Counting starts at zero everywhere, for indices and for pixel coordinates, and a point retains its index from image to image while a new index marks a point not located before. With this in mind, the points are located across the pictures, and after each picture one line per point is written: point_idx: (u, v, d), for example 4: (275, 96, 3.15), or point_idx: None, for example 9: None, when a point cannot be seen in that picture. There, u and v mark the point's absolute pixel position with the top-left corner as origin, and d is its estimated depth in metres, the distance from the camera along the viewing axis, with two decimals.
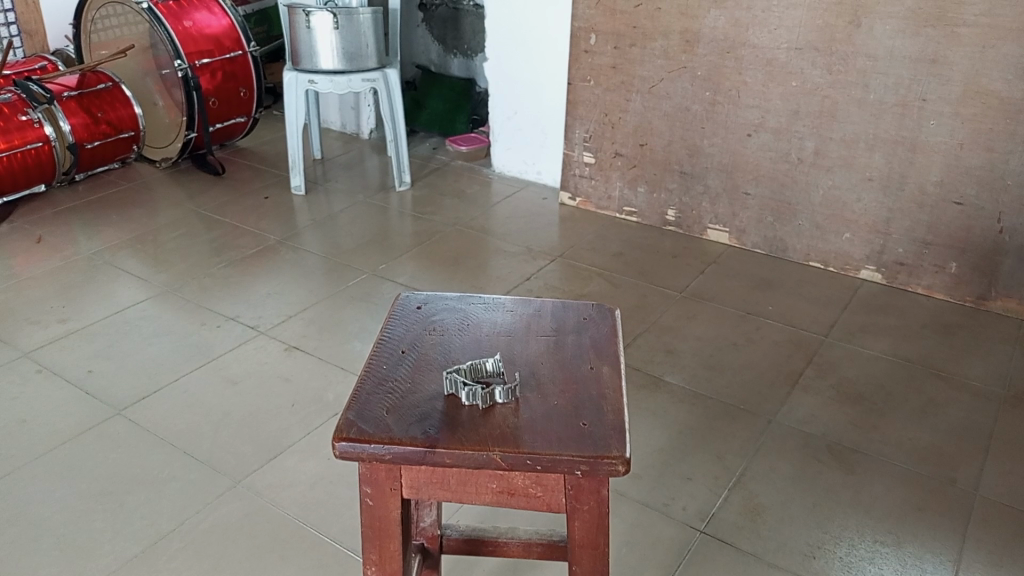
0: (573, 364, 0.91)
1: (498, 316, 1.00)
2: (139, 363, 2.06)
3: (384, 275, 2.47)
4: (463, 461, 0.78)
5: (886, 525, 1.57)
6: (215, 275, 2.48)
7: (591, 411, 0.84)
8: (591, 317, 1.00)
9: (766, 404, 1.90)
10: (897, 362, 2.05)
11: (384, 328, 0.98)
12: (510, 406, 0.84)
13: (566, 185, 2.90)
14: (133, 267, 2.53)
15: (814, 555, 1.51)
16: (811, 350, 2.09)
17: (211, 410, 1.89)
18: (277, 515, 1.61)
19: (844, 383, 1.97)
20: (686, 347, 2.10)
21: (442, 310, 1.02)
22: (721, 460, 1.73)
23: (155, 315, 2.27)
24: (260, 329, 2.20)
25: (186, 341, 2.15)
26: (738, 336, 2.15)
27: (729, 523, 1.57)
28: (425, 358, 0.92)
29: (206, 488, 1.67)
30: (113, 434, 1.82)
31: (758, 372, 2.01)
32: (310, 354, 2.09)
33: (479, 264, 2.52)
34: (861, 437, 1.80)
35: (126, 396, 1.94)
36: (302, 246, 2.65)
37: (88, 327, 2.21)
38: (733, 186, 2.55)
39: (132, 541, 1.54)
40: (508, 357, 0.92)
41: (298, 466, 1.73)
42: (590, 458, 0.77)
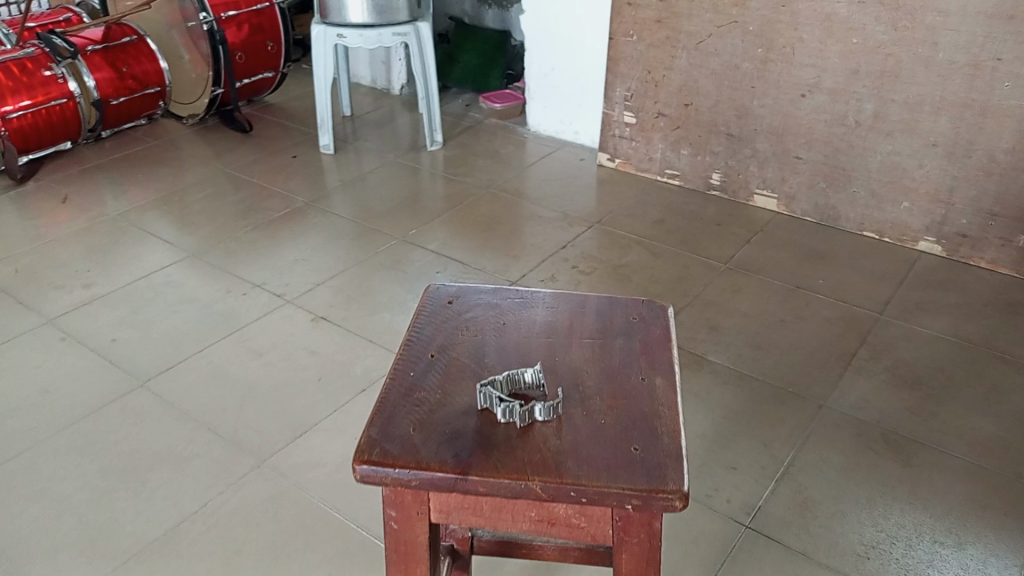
0: (622, 374, 0.81)
1: (537, 314, 0.91)
2: (164, 332, 2.00)
3: (414, 241, 2.38)
4: (499, 490, 0.70)
5: (946, 523, 1.47)
6: (241, 239, 2.41)
7: (643, 433, 0.74)
8: (641, 317, 0.91)
9: (817, 388, 1.79)
10: (958, 343, 1.92)
11: (410, 327, 0.89)
12: (551, 425, 0.75)
13: (605, 146, 2.76)
14: (159, 229, 2.47)
15: (868, 556, 1.42)
16: (865, 329, 1.98)
17: (237, 383, 1.83)
18: (303, 498, 1.55)
19: (901, 366, 1.85)
20: (731, 324, 1.99)
21: (474, 306, 0.92)
22: (769, 449, 1.64)
23: (181, 280, 2.21)
24: (286, 297, 2.13)
25: (212, 309, 2.09)
26: (786, 312, 2.03)
27: (776, 518, 1.49)
28: (456, 364, 0.83)
29: (231, 466, 1.62)
30: (136, 406, 1.77)
31: (807, 352, 1.90)
32: (338, 325, 2.02)
33: (513, 230, 2.42)
34: (919, 426, 1.69)
35: (150, 366, 1.89)
36: (331, 208, 2.57)
37: (113, 293, 2.16)
38: (784, 150, 2.40)
39: (155, 522, 1.50)
40: (549, 364, 0.83)
41: (325, 446, 1.66)
42: (643, 492, 0.68)
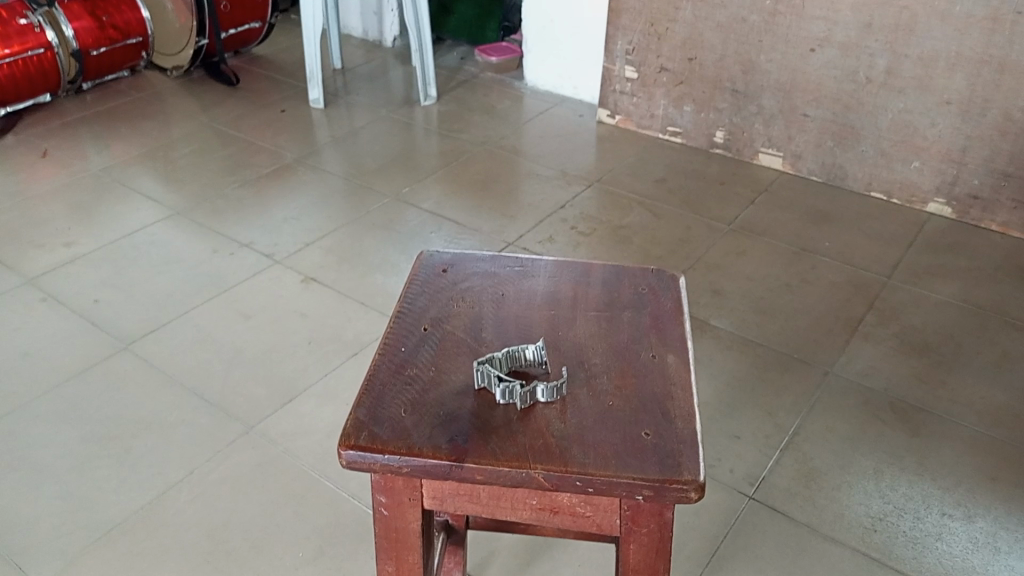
0: (631, 350, 0.75)
1: (539, 285, 0.84)
2: (148, 293, 1.93)
3: (407, 199, 2.30)
4: (497, 479, 0.64)
5: (956, 495, 1.43)
6: (228, 196, 2.33)
7: (654, 417, 0.68)
8: (651, 288, 0.84)
9: (822, 354, 1.74)
10: (968, 309, 1.87)
11: (401, 298, 0.83)
12: (555, 407, 0.69)
13: (605, 102, 2.66)
14: (144, 185, 2.38)
15: (875, 528, 1.38)
16: (873, 293, 1.92)
17: (223, 346, 1.77)
18: (292, 465, 1.49)
19: (909, 332, 1.80)
20: (735, 288, 1.93)
21: (471, 275, 0.86)
22: (773, 417, 1.59)
23: (166, 239, 2.14)
24: (275, 258, 2.06)
25: (198, 270, 2.01)
26: (791, 276, 1.97)
27: (781, 489, 1.44)
28: (451, 338, 0.77)
29: (217, 433, 1.56)
30: (119, 370, 1.71)
31: (813, 318, 1.84)
32: (328, 287, 1.95)
33: (510, 188, 2.34)
34: (928, 393, 1.64)
35: (133, 328, 1.82)
36: (321, 165, 2.48)
37: (95, 251, 2.08)
38: (791, 107, 2.32)
39: (140, 490, 1.44)
40: (553, 340, 0.76)
41: (315, 412, 1.60)
42: (656, 483, 0.63)
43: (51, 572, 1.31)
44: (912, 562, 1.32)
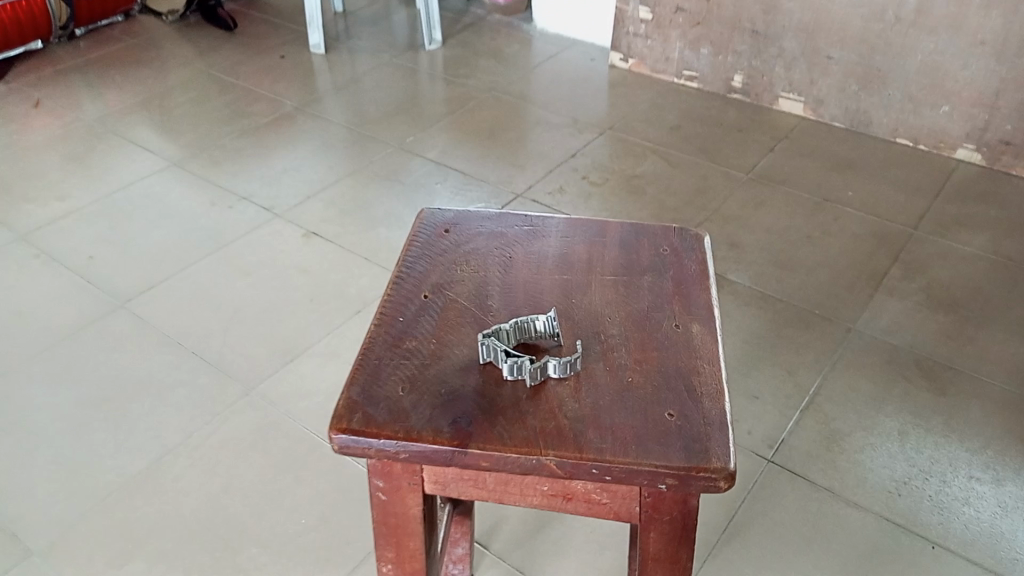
0: (652, 321, 0.69)
1: (550, 248, 0.78)
2: (145, 249, 1.87)
3: (412, 149, 2.21)
4: (505, 466, 0.58)
5: (984, 458, 1.37)
6: (227, 147, 2.25)
7: (679, 395, 0.62)
8: (672, 252, 0.78)
9: (845, 310, 1.67)
10: (997, 261, 1.78)
11: (400, 260, 0.76)
12: (568, 384, 0.62)
13: (618, 45, 2.55)
14: (140, 136, 2.30)
15: (900, 493, 1.32)
16: (898, 245, 1.83)
17: (223, 304, 1.71)
18: (294, 428, 1.44)
19: (936, 286, 1.72)
20: (753, 240, 1.85)
21: (475, 237, 0.79)
22: (793, 376, 1.52)
23: (163, 192, 2.06)
24: (276, 211, 1.99)
25: (196, 224, 1.95)
26: (813, 228, 1.88)
27: (801, 452, 1.39)
28: (454, 306, 0.70)
29: (216, 395, 1.51)
30: (116, 329, 1.65)
31: (835, 272, 1.76)
32: (330, 242, 1.88)
33: (518, 137, 2.25)
34: (955, 351, 1.57)
35: (130, 286, 1.76)
36: (322, 113, 2.39)
37: (90, 205, 2.02)
38: (814, 49, 2.21)
39: (138, 455, 1.40)
40: (566, 309, 0.70)
41: (317, 371, 1.55)
42: (681, 472, 0.57)
43: (47, 540, 1.27)
44: (938, 529, 1.27)
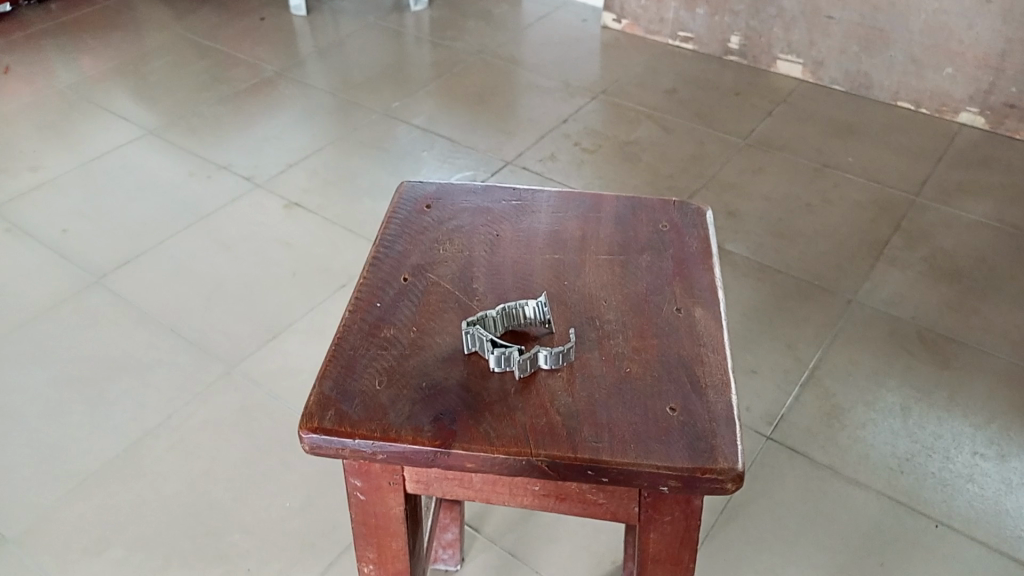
0: (652, 303, 0.68)
1: (539, 226, 0.77)
2: (122, 222, 1.80)
3: (398, 115, 2.14)
4: (494, 466, 0.57)
5: (988, 433, 1.34)
6: (206, 114, 2.17)
7: (681, 387, 0.61)
8: (668, 230, 0.77)
9: (846, 281, 1.62)
10: (1001, 229, 1.74)
11: (379, 239, 0.75)
12: (561, 377, 0.61)
13: (611, 5, 2.46)
14: (115, 104, 2.22)
15: (902, 470, 1.29)
16: (899, 213, 1.78)
17: (203, 279, 1.65)
18: (277, 408, 1.39)
19: (938, 255, 1.67)
20: (751, 209, 1.80)
21: (460, 214, 0.79)
22: (793, 350, 1.48)
23: (140, 162, 1.99)
24: (257, 181, 1.92)
25: (174, 196, 1.88)
26: (812, 196, 1.83)
27: (801, 429, 1.35)
28: (435, 291, 0.69)
29: (197, 374, 1.45)
30: (92, 306, 1.59)
31: (835, 241, 1.71)
32: (313, 213, 1.81)
33: (508, 102, 2.17)
34: (958, 322, 1.53)
35: (105, 260, 1.70)
36: (305, 78, 2.31)
37: (64, 176, 1.94)
38: (814, 9, 2.13)
39: (116, 438, 1.34)
40: (558, 295, 0.69)
41: (301, 349, 1.50)
42: (685, 473, 0.55)
43: (21, 528, 1.22)
44: (942, 507, 1.24)
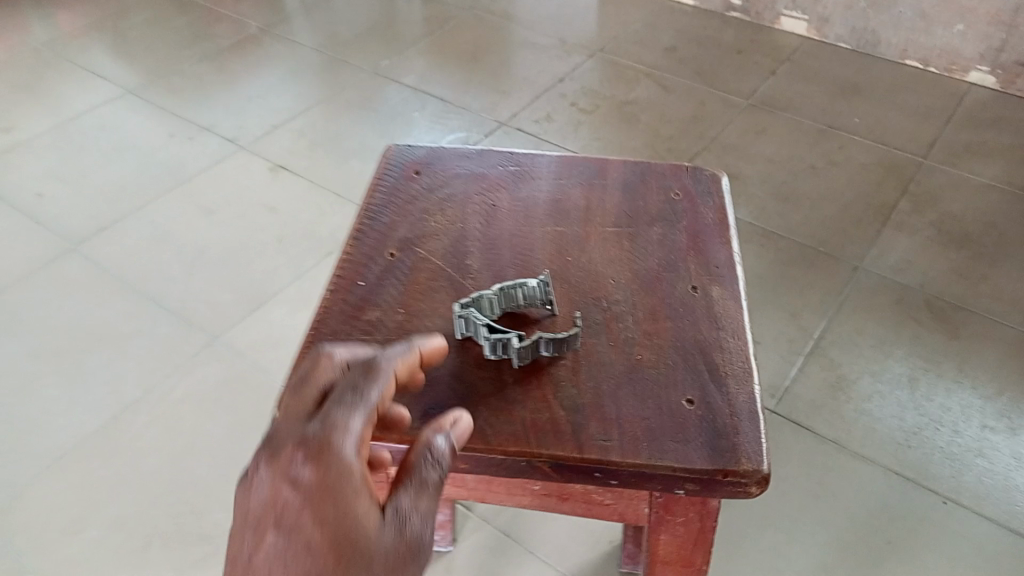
0: (666, 282, 0.67)
1: (540, 195, 0.75)
2: (99, 186, 1.72)
3: (387, 73, 2.05)
4: (493, 466, 0.55)
5: (999, 406, 1.29)
6: (187, 72, 2.08)
7: (697, 377, 0.59)
8: (676, 202, 0.75)
9: (852, 247, 1.56)
10: (1012, 193, 1.68)
11: (364, 209, 0.73)
12: (566, 367, 0.59)
13: None
14: (92, 61, 2.12)
15: (910, 444, 1.24)
16: (907, 176, 1.72)
17: (184, 245, 1.58)
18: (261, 382, 1.33)
19: (947, 221, 1.62)
20: (754, 171, 1.73)
21: (452, 180, 0.76)
22: (797, 319, 1.43)
23: (118, 123, 1.90)
24: (240, 142, 1.84)
25: (153, 158, 1.80)
26: (817, 158, 1.77)
27: (805, 402, 1.30)
28: (424, 268, 0.67)
29: (178, 345, 1.39)
30: (67, 274, 1.52)
31: (841, 205, 1.65)
32: (299, 176, 1.74)
33: (502, 60, 2.09)
34: (967, 290, 1.48)
35: (82, 226, 1.63)
36: (291, 35, 2.21)
37: (38, 137, 1.86)
38: None
39: (93, 412, 1.29)
40: (563, 275, 0.67)
41: (286, 320, 1.44)
42: (704, 477, 0.54)
43: None
44: (950, 483, 1.20)
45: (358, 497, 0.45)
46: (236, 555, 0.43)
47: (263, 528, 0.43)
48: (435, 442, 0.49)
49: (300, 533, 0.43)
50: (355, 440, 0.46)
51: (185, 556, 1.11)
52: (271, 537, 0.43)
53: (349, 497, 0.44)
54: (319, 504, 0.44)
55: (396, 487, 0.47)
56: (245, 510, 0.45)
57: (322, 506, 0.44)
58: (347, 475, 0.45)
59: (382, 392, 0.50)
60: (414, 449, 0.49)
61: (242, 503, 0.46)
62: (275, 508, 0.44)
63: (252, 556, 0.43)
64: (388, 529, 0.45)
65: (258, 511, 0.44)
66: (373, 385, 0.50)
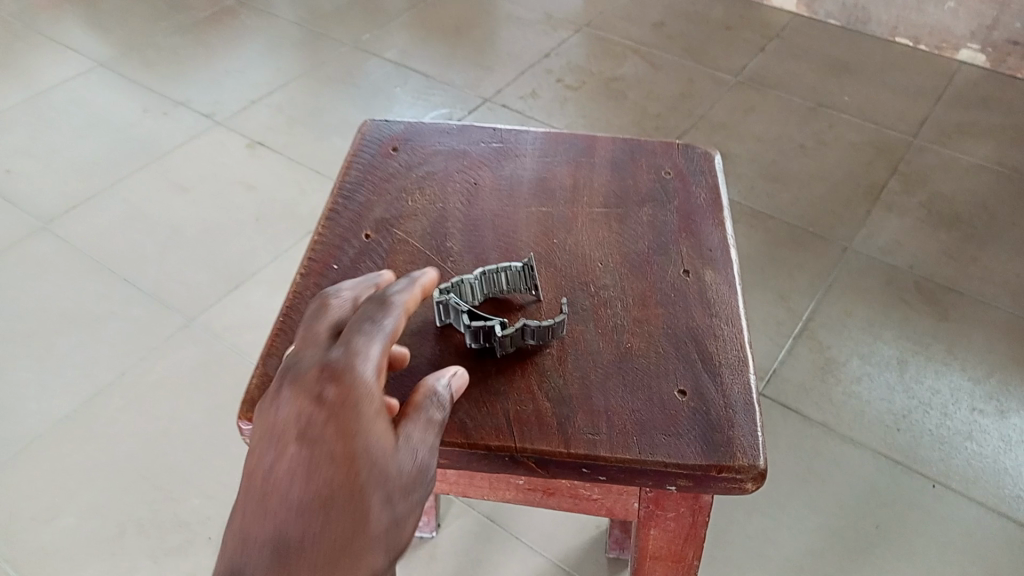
0: (657, 266, 0.64)
1: (525, 174, 0.72)
2: (70, 162, 1.67)
3: (369, 48, 2.00)
4: (476, 461, 0.53)
5: (987, 388, 1.28)
6: (162, 45, 2.02)
7: (690, 367, 0.57)
8: (668, 181, 0.72)
9: (841, 227, 1.54)
10: (1002, 173, 1.66)
11: (338, 187, 0.69)
12: (552, 356, 0.57)
13: None
14: (63, 33, 2.06)
15: (898, 427, 1.23)
16: (897, 155, 1.70)
17: (158, 224, 1.54)
18: (240, 365, 1.30)
19: (937, 201, 1.60)
20: (743, 150, 1.70)
21: (431, 157, 0.73)
22: (786, 300, 1.41)
23: (90, 97, 1.85)
24: (217, 118, 1.79)
25: (127, 134, 1.75)
26: (806, 137, 1.74)
27: (793, 384, 1.28)
28: (401, 252, 0.64)
29: (153, 327, 1.35)
30: (38, 253, 1.47)
31: (830, 185, 1.63)
32: (278, 153, 1.70)
33: (487, 35, 2.04)
34: (957, 271, 1.46)
35: (53, 203, 1.58)
36: (270, 7, 2.15)
37: (7, 112, 1.80)
38: None
39: (64, 397, 1.25)
40: (549, 259, 0.64)
41: (265, 301, 1.40)
42: (698, 474, 0.52)
43: None
44: (939, 467, 1.18)
45: (379, 416, 0.46)
46: (256, 460, 0.44)
47: (287, 437, 0.44)
48: (443, 384, 0.52)
49: (325, 443, 0.44)
50: (374, 366, 0.48)
51: (160, 544, 1.08)
52: (296, 446, 0.44)
53: (372, 414, 0.46)
54: (342, 423, 0.45)
55: (405, 413, 0.49)
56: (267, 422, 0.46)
57: (347, 420, 0.45)
58: (369, 398, 0.46)
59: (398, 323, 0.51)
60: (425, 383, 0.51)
61: (261, 416, 0.46)
62: (300, 420, 0.45)
63: (275, 464, 0.43)
64: (403, 449, 0.47)
65: (283, 420, 0.45)
66: (389, 315, 0.51)
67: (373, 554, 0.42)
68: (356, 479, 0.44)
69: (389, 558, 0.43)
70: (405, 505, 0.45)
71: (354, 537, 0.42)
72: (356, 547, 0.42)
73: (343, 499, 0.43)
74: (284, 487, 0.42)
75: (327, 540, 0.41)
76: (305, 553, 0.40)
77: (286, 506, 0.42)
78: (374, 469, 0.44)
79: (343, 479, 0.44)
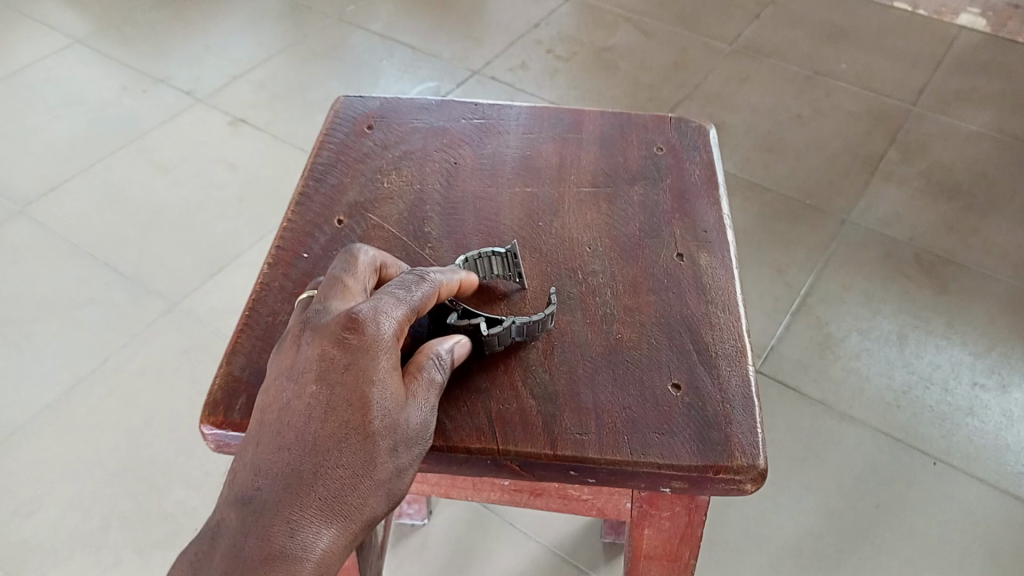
0: (649, 250, 0.61)
1: (509, 152, 0.69)
2: (47, 144, 1.62)
3: (353, 20, 1.95)
4: (455, 466, 0.51)
5: (989, 361, 1.25)
6: (139, 20, 1.96)
7: (683, 358, 0.54)
8: (660, 158, 0.69)
9: (839, 199, 1.51)
10: (1002, 140, 1.62)
11: (309, 168, 0.66)
12: (538, 352, 0.54)
13: None
14: (38, 9, 2.00)
15: (898, 404, 1.21)
16: (895, 124, 1.66)
17: (138, 206, 1.50)
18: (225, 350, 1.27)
19: (936, 170, 1.56)
20: (738, 121, 1.66)
21: (409, 135, 0.69)
22: (783, 275, 1.38)
23: (66, 75, 1.79)
24: (198, 95, 1.74)
25: (105, 113, 1.70)
26: (803, 106, 1.70)
27: (791, 361, 1.26)
28: (375, 238, 0.60)
29: (134, 312, 1.32)
30: (14, 239, 1.43)
31: (827, 155, 1.59)
32: (261, 131, 1.65)
33: (474, 4, 1.99)
34: (957, 242, 1.43)
35: (30, 186, 1.53)
36: None
37: None
38: None
39: (44, 386, 1.22)
40: (534, 246, 0.61)
41: (249, 284, 1.37)
42: (692, 475, 0.49)
43: None
44: (940, 444, 1.16)
45: (392, 373, 0.47)
46: (274, 397, 0.46)
47: (305, 378, 0.46)
48: (449, 351, 0.50)
49: (340, 392, 0.45)
50: (397, 328, 0.48)
51: (146, 535, 1.06)
52: (315, 386, 0.45)
53: (386, 368, 0.46)
54: (358, 376, 0.46)
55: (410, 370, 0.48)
56: (289, 359, 0.47)
57: (363, 372, 0.46)
58: (386, 356, 0.47)
59: (429, 296, 0.51)
60: (429, 348, 0.49)
61: (284, 354, 0.48)
62: (320, 362, 0.46)
63: (291, 401, 0.45)
64: (411, 406, 0.47)
65: (304, 361, 0.47)
66: (423, 285, 0.51)
67: (374, 499, 0.44)
68: (366, 428, 0.45)
69: (389, 502, 0.45)
70: (407, 458, 0.46)
71: (357, 481, 0.44)
72: (358, 491, 0.44)
73: (351, 444, 0.44)
74: (296, 426, 0.44)
75: (330, 481, 0.43)
76: (309, 491, 0.43)
77: (296, 445, 0.44)
78: (383, 422, 0.45)
79: (351, 429, 0.45)
